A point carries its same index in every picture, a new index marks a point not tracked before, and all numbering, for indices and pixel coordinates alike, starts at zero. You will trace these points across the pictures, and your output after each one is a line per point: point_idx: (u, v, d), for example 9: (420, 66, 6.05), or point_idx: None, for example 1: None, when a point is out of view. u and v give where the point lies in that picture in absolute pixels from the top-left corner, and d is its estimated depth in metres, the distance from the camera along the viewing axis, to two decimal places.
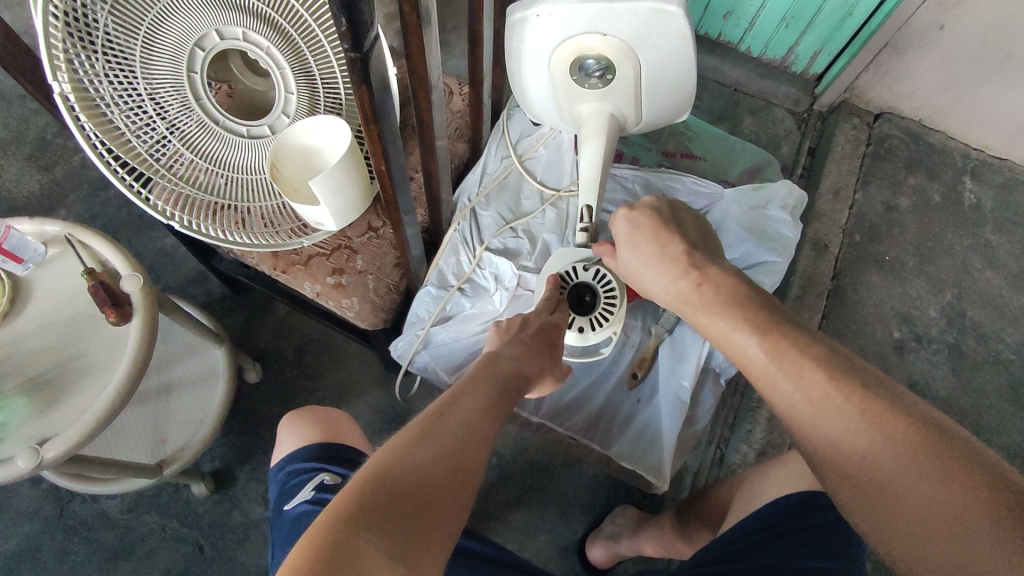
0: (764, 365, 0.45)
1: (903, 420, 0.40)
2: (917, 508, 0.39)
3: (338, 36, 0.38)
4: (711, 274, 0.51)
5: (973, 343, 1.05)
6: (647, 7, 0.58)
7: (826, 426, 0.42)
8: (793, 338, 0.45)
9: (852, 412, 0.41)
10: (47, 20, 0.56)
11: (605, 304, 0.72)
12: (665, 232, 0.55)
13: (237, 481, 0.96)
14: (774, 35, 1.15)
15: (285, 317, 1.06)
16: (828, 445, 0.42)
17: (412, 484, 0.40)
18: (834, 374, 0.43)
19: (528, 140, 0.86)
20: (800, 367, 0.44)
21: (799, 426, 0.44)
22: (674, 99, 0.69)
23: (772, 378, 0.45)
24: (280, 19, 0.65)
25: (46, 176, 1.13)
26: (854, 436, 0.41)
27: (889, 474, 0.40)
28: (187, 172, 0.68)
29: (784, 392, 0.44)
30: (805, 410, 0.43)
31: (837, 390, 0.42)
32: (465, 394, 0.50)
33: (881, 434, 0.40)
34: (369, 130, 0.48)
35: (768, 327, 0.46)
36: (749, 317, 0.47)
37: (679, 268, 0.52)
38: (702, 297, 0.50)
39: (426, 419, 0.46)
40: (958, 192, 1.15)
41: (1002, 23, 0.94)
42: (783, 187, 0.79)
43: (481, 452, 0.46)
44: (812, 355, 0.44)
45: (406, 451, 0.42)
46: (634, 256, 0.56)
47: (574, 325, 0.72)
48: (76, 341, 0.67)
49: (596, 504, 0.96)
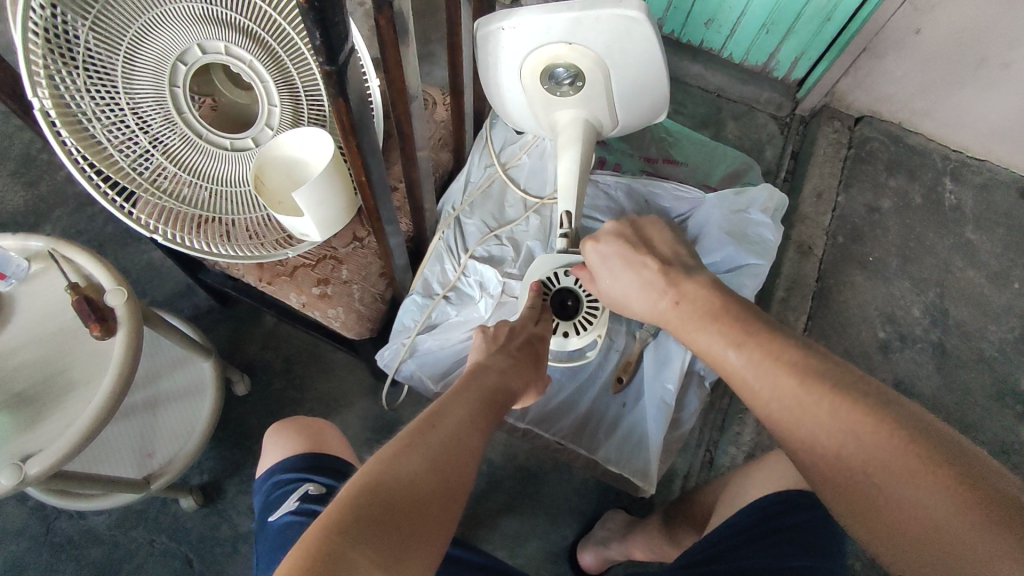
0: (739, 371, 0.48)
1: (872, 415, 0.41)
2: (891, 502, 0.40)
3: (313, 49, 0.39)
4: (687, 290, 0.54)
5: (957, 341, 1.06)
6: (612, 15, 0.58)
7: (796, 424, 0.44)
8: (766, 342, 0.47)
9: (821, 411, 0.43)
10: (27, 37, 0.56)
11: (588, 308, 0.73)
12: (635, 256, 0.57)
13: (226, 494, 0.96)
14: (754, 41, 1.17)
15: (274, 329, 1.06)
16: (804, 446, 0.44)
17: (403, 494, 0.41)
18: (804, 374, 0.45)
19: (511, 148, 0.88)
20: (773, 371, 0.46)
21: (774, 425, 0.46)
22: (648, 103, 0.70)
23: (747, 382, 0.47)
24: (261, 31, 0.66)
25: (31, 192, 1.13)
26: (826, 435, 0.42)
27: (859, 469, 0.41)
28: (171, 186, 0.68)
29: (759, 395, 0.46)
30: (779, 412, 0.45)
31: (807, 390, 0.44)
32: (455, 403, 0.51)
33: (849, 431, 0.42)
34: (348, 142, 0.49)
35: (742, 334, 0.48)
36: (725, 327, 0.50)
37: (656, 288, 0.55)
38: (680, 315, 0.53)
39: (417, 428, 0.46)
40: (938, 193, 1.17)
41: (975, 26, 0.96)
42: (763, 191, 0.80)
43: (470, 461, 0.47)
44: (785, 358, 0.46)
45: (397, 460, 0.43)
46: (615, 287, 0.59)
47: (558, 330, 0.73)
48: (59, 356, 0.67)
49: (586, 509, 0.96)
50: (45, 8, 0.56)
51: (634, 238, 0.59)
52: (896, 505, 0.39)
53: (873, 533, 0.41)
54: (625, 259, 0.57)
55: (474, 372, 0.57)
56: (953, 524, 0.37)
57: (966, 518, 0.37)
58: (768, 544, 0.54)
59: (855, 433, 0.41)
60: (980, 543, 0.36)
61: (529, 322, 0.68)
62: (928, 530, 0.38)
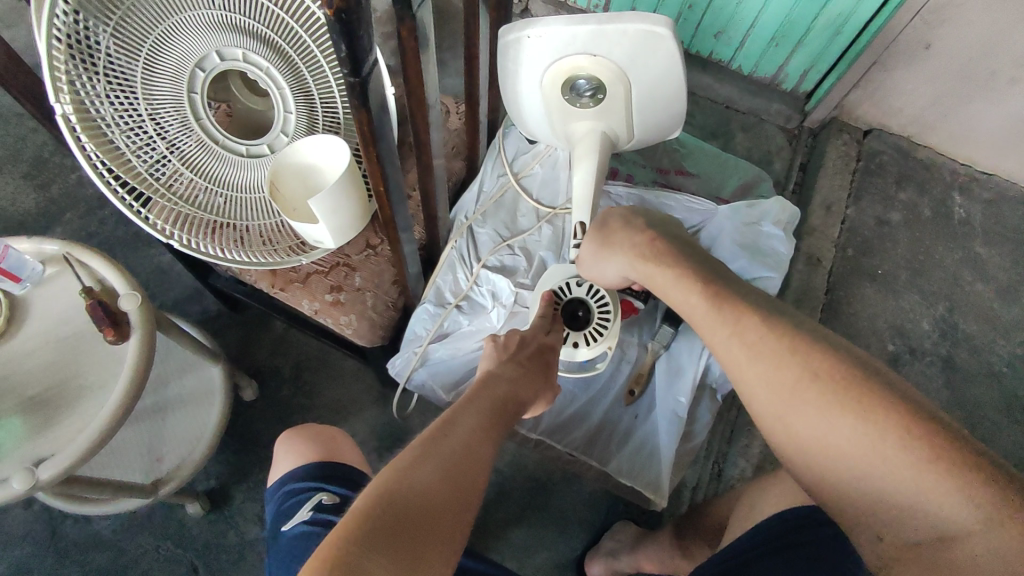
0: (705, 312, 0.49)
1: (830, 358, 0.43)
2: (846, 447, 0.42)
3: (338, 61, 0.39)
4: (666, 235, 0.56)
5: (966, 355, 1.06)
6: (636, 29, 0.59)
7: (758, 369, 0.46)
8: (734, 290, 0.49)
9: (785, 356, 0.45)
10: (50, 43, 0.57)
11: (599, 318, 0.73)
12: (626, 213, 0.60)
13: (233, 501, 0.95)
14: (763, 54, 1.17)
15: (283, 334, 1.06)
16: (761, 391, 0.46)
17: (419, 505, 0.40)
18: (768, 322, 0.46)
19: (524, 157, 0.87)
20: (736, 314, 0.47)
21: (734, 371, 0.47)
22: (665, 116, 0.71)
23: (712, 325, 0.48)
24: (279, 39, 0.66)
25: (42, 194, 1.13)
26: (787, 379, 0.44)
27: (817, 414, 0.43)
28: (187, 192, 0.68)
29: (724, 339, 0.47)
30: (743, 360, 0.46)
31: (768, 336, 0.45)
32: (466, 412, 0.51)
33: (808, 375, 0.43)
34: (368, 151, 0.49)
35: (709, 284, 0.50)
36: (697, 274, 0.51)
37: (637, 228, 0.57)
38: (655, 251, 0.55)
39: (428, 436, 0.46)
40: (948, 206, 1.17)
41: (986, 41, 0.96)
42: (776, 204, 0.80)
43: (482, 472, 0.46)
44: (747, 303, 0.48)
45: (411, 469, 0.43)
46: (600, 242, 0.60)
47: (569, 339, 0.72)
48: (72, 360, 0.67)
49: (594, 520, 0.96)
50: (68, 14, 0.57)
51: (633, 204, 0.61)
52: (850, 445, 0.42)
53: (824, 472, 0.44)
54: (615, 218, 0.60)
55: (488, 381, 0.56)
56: (905, 461, 0.39)
57: (919, 455, 0.39)
58: (781, 562, 0.54)
59: (812, 376, 0.43)
60: (929, 477, 0.39)
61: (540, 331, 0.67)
62: (880, 469, 0.41)
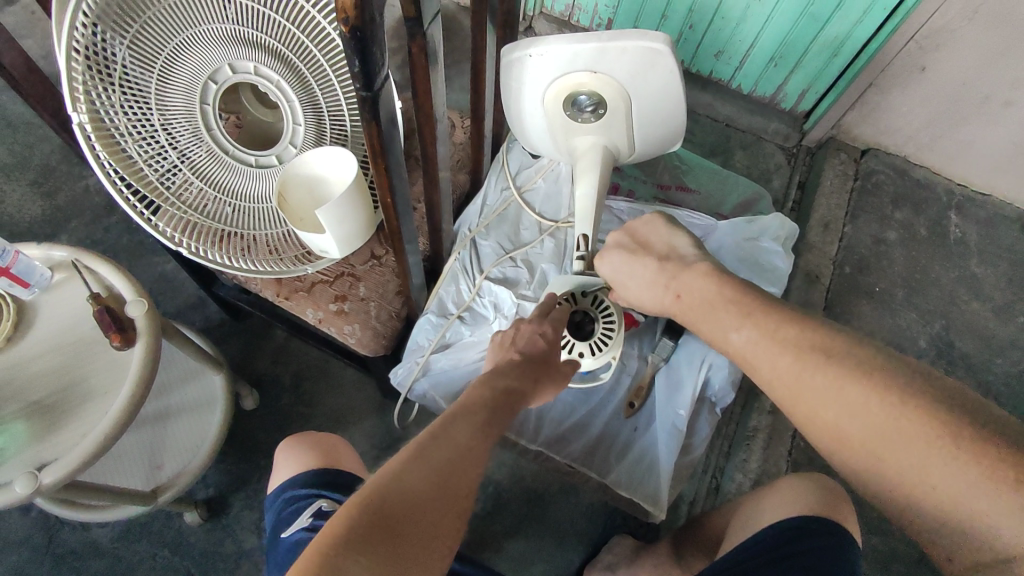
0: (744, 350, 0.50)
1: (868, 383, 0.43)
2: (898, 471, 0.41)
3: (351, 76, 0.40)
4: (685, 280, 0.56)
5: (963, 373, 1.07)
6: (636, 47, 0.60)
7: (800, 401, 0.46)
8: (769, 323, 0.49)
9: (822, 386, 0.45)
10: (70, 55, 0.58)
11: (603, 329, 0.74)
12: (637, 257, 0.60)
13: (231, 509, 0.95)
14: (763, 74, 1.19)
15: (284, 343, 1.06)
16: (809, 420, 0.46)
17: (406, 506, 0.41)
18: (802, 357, 0.46)
19: (527, 171, 0.89)
20: (772, 355, 0.48)
21: (782, 402, 0.48)
22: (665, 132, 0.72)
23: (754, 362, 0.49)
24: (290, 53, 0.68)
25: (48, 202, 1.14)
26: (828, 410, 0.44)
27: (862, 441, 0.43)
28: (196, 200, 0.69)
29: (766, 372, 0.48)
30: (787, 391, 0.47)
31: (804, 369, 0.46)
32: (470, 412, 0.49)
33: (845, 403, 0.44)
34: (376, 163, 0.50)
35: (741, 317, 0.50)
36: (729, 310, 0.51)
37: (659, 282, 0.58)
38: (683, 304, 0.56)
39: (424, 438, 0.46)
40: (944, 226, 1.19)
41: (980, 65, 0.99)
42: (776, 221, 0.82)
43: (478, 471, 0.46)
44: (781, 334, 0.48)
45: (403, 469, 0.43)
46: (627, 293, 0.62)
47: (574, 351, 0.74)
48: (78, 366, 0.68)
49: (592, 533, 0.95)
50: (87, 26, 0.58)
51: (632, 243, 0.62)
52: (902, 470, 0.41)
53: (884, 495, 0.43)
54: (628, 269, 0.61)
55: (500, 375, 0.55)
56: (956, 481, 0.39)
57: (972, 473, 0.38)
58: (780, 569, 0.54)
59: (851, 405, 0.43)
60: (987, 497, 0.38)
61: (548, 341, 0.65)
62: (935, 492, 0.40)
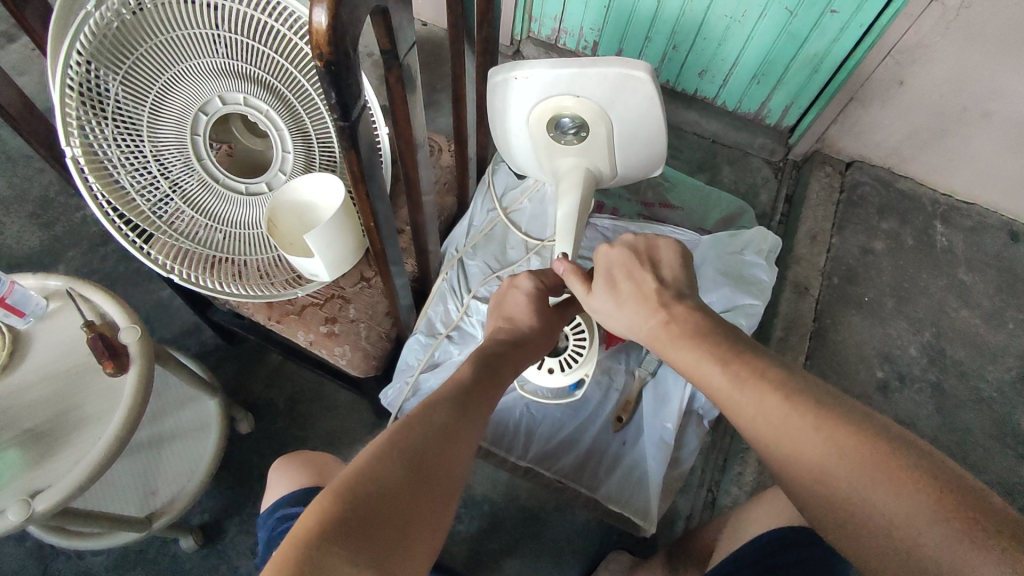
0: (727, 389, 0.47)
1: (856, 429, 0.41)
2: (884, 520, 0.39)
3: (328, 107, 0.42)
4: (679, 312, 0.53)
5: (955, 381, 1.07)
6: (615, 73, 0.62)
7: (783, 442, 0.43)
8: (752, 363, 0.47)
9: (807, 427, 0.42)
10: (63, 92, 0.60)
11: (575, 345, 0.79)
12: (639, 270, 0.57)
13: (226, 535, 0.95)
14: (746, 91, 1.22)
15: (278, 367, 1.07)
16: (791, 465, 0.43)
17: (380, 496, 0.41)
18: (790, 400, 0.44)
19: (513, 192, 0.91)
20: (758, 393, 0.45)
21: (761, 445, 0.45)
22: (644, 157, 0.74)
23: (734, 401, 0.46)
24: (280, 85, 0.70)
25: (46, 233, 1.16)
26: (815, 453, 0.42)
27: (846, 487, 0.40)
28: (187, 228, 0.71)
29: (746, 411, 0.45)
30: (768, 433, 0.44)
31: (791, 411, 0.43)
32: (438, 404, 0.51)
33: (831, 446, 0.41)
34: (358, 189, 0.51)
35: (722, 352, 0.48)
36: (711, 347, 0.49)
37: (650, 304, 0.54)
38: (670, 333, 0.52)
39: (393, 432, 0.47)
40: (930, 235, 1.20)
41: (956, 78, 1.01)
42: (758, 234, 0.83)
43: (449, 462, 0.47)
44: (765, 373, 0.46)
45: (375, 462, 0.44)
46: (609, 306, 0.58)
47: (544, 366, 0.79)
48: (72, 393, 0.69)
49: (588, 550, 0.95)
50: (81, 65, 0.60)
51: (642, 257, 0.59)
52: (889, 518, 0.38)
53: (861, 549, 0.40)
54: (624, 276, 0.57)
55: (468, 371, 0.57)
56: (946, 533, 0.36)
57: (955, 526, 0.36)
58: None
59: (841, 450, 0.41)
60: (975, 551, 0.35)
61: (511, 345, 0.63)
62: (921, 544, 0.37)
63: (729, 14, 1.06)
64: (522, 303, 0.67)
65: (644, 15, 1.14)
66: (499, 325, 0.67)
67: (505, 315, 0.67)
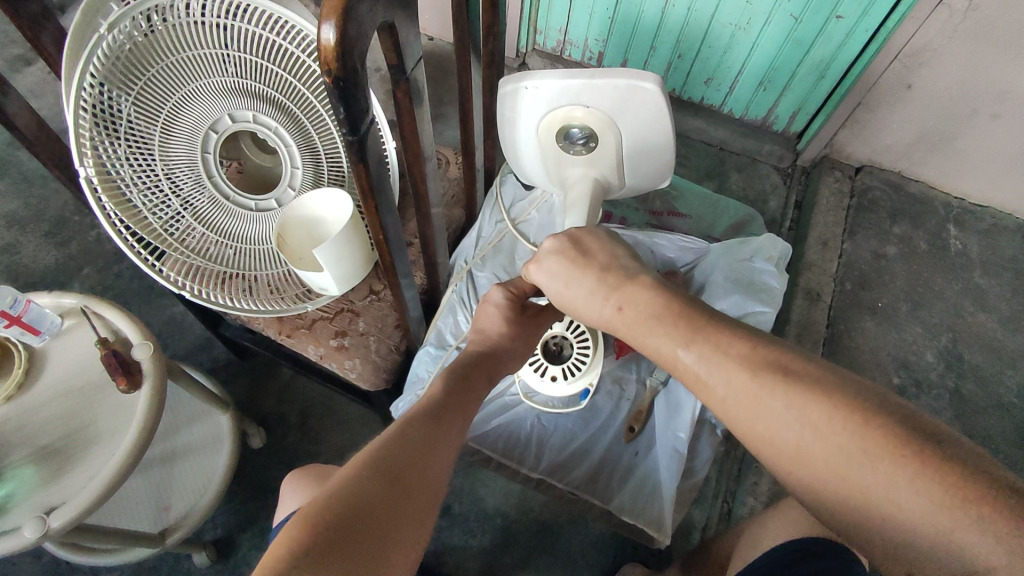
0: (695, 371, 0.45)
1: (830, 402, 0.39)
2: (864, 494, 0.38)
3: (337, 122, 0.42)
4: (630, 293, 0.51)
5: (973, 387, 1.05)
6: (624, 83, 0.62)
7: (756, 422, 0.42)
8: (718, 340, 0.45)
9: (778, 405, 0.41)
10: (77, 113, 0.61)
11: (579, 353, 0.81)
12: (575, 271, 0.54)
13: (238, 550, 0.95)
14: (753, 98, 1.21)
15: (290, 381, 1.08)
16: (769, 441, 0.42)
17: (358, 513, 0.42)
18: (758, 377, 0.42)
19: (520, 204, 0.91)
20: (726, 372, 0.43)
21: (734, 421, 0.44)
22: (653, 168, 0.74)
23: (704, 383, 0.45)
24: (291, 104, 0.71)
25: (62, 251, 1.18)
26: (789, 431, 0.40)
27: (821, 460, 0.39)
28: (199, 245, 0.72)
29: (717, 393, 0.44)
30: (741, 411, 0.43)
31: (762, 390, 0.42)
32: (420, 417, 0.51)
33: (807, 422, 0.40)
34: (368, 203, 0.52)
35: (683, 332, 0.46)
36: (673, 326, 0.47)
37: (600, 295, 0.52)
38: (625, 320, 0.50)
39: (374, 447, 0.47)
40: (944, 239, 1.19)
41: (966, 80, 1.00)
42: (768, 241, 0.81)
43: (429, 477, 0.47)
44: (731, 350, 0.44)
45: (354, 479, 0.44)
46: (563, 300, 0.56)
47: (548, 374, 0.80)
48: (86, 410, 0.69)
49: (603, 563, 0.94)
50: (93, 87, 0.61)
51: (573, 249, 0.56)
52: (869, 492, 0.38)
53: (839, 515, 0.40)
54: (569, 265, 0.55)
55: (448, 381, 0.57)
56: (927, 504, 0.35)
57: (935, 493, 0.35)
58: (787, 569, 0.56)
59: (815, 427, 0.39)
60: (957, 519, 0.34)
61: (487, 356, 0.63)
62: (902, 515, 0.36)
63: (733, 22, 1.06)
64: (494, 317, 0.66)
65: (648, 25, 1.15)
66: (470, 340, 0.66)
67: (478, 329, 0.66)
